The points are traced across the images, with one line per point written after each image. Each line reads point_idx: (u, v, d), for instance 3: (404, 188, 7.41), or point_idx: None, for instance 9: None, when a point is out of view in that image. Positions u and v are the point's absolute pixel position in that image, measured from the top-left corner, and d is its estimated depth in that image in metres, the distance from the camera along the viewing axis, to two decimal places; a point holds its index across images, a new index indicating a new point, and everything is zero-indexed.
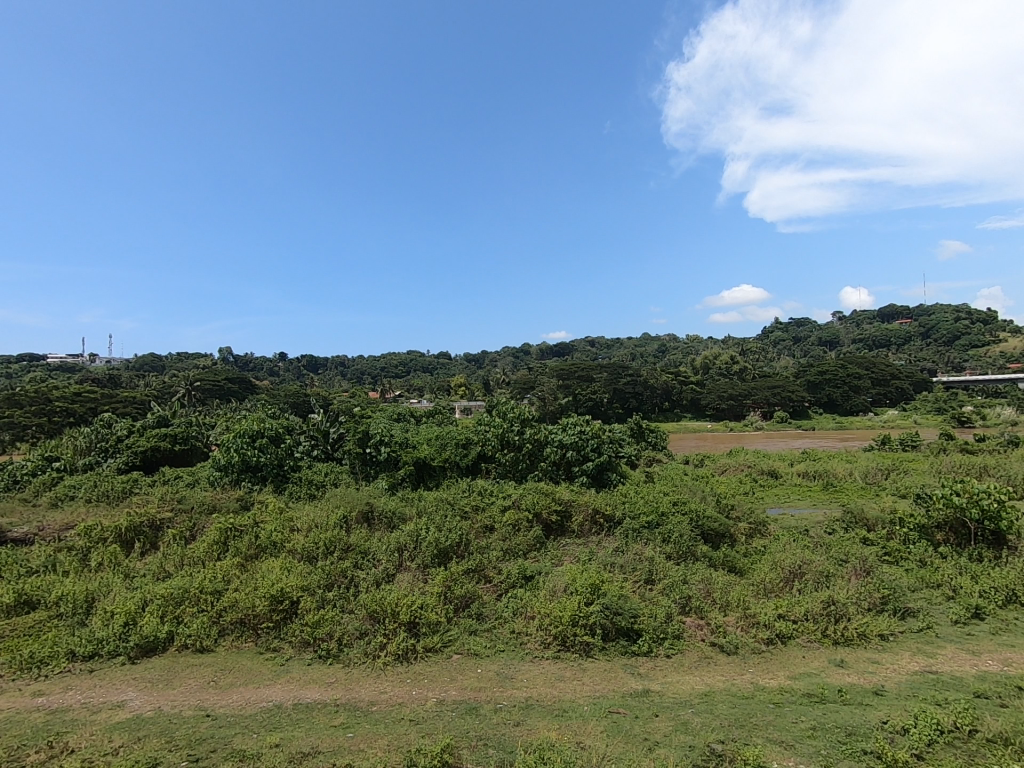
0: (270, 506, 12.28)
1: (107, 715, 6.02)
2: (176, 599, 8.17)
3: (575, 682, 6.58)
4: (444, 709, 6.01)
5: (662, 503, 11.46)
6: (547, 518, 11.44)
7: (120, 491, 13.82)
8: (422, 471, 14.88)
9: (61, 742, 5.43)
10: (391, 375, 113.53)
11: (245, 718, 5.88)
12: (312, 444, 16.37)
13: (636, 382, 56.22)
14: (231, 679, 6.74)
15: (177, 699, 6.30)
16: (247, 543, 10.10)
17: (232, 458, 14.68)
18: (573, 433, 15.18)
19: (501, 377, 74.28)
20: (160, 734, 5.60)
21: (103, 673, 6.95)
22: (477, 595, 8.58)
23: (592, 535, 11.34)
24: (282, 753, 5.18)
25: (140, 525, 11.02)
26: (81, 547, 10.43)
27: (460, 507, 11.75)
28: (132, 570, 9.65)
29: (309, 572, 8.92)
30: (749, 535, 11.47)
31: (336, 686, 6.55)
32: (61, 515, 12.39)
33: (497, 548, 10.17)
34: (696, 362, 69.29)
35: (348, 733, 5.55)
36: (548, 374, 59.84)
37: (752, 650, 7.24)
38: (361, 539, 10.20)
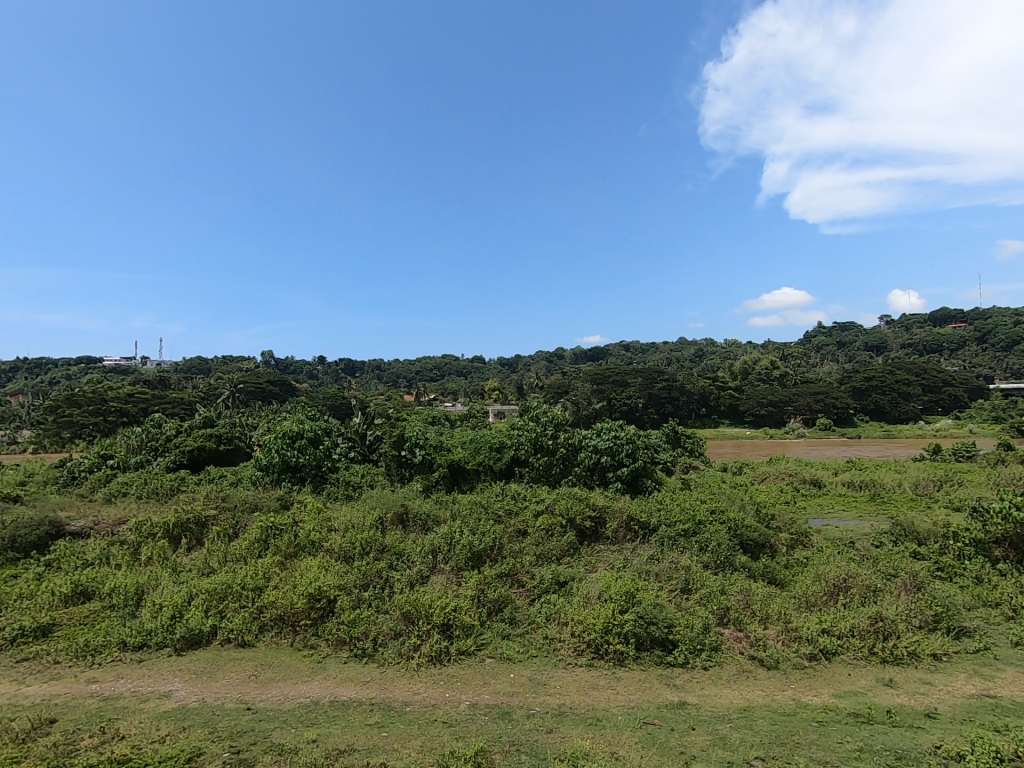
0: (308, 506, 12.57)
1: (155, 703, 6.27)
2: (219, 594, 8.45)
3: (609, 691, 6.49)
4: (477, 713, 6.02)
5: (699, 511, 11.23)
6: (580, 524, 11.34)
7: (169, 488, 14.41)
8: (456, 474, 14.95)
9: (113, 727, 5.69)
10: (425, 379, 115.09)
11: (284, 713, 6.03)
12: (350, 445, 16.66)
13: (673, 386, 54.88)
14: (271, 674, 6.93)
15: (220, 692, 6.51)
16: (287, 542, 10.38)
17: (273, 457, 15.09)
18: (608, 437, 14.96)
19: (534, 381, 74.16)
20: (203, 726, 5.78)
21: (151, 663, 7.25)
22: (510, 600, 8.57)
23: (627, 543, 11.18)
24: (319, 749, 5.29)
25: (187, 521, 11.44)
26: (132, 542, 10.90)
27: (493, 510, 11.76)
28: (178, 565, 10.03)
29: (346, 572, 9.08)
30: (791, 547, 11.09)
31: (371, 685, 6.64)
32: (114, 509, 13.01)
33: (531, 553, 10.15)
34: (735, 368, 67.67)
35: (382, 732, 5.62)
36: (582, 380, 59.50)
37: (794, 665, 7.01)
38: (396, 540, 10.35)
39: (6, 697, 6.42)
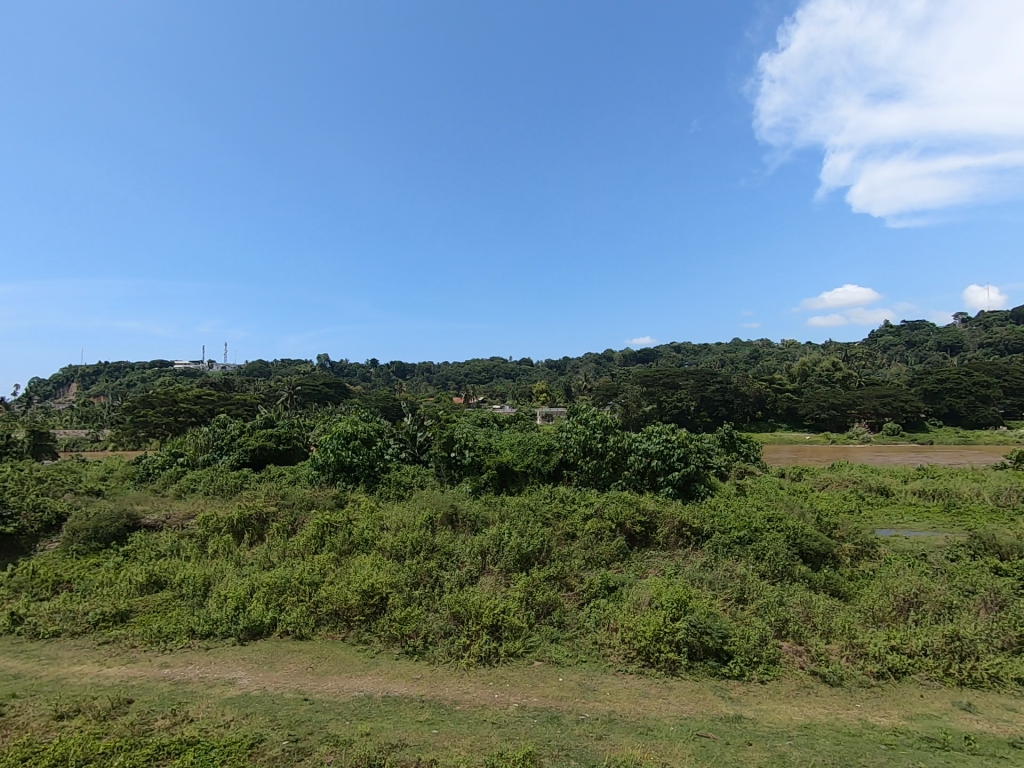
0: (362, 505, 12.93)
1: (220, 690, 6.60)
2: (279, 588, 8.82)
3: (661, 700, 6.35)
4: (526, 715, 6.02)
5: (755, 518, 10.82)
6: (631, 529, 11.15)
7: (233, 485, 15.16)
8: (505, 476, 15.02)
9: (183, 710, 6.03)
10: (473, 381, 116.41)
11: (339, 705, 6.22)
12: (401, 446, 17.03)
13: (727, 389, 53.18)
14: (326, 667, 7.17)
15: (280, 681, 6.79)
16: (341, 539, 10.72)
17: (328, 457, 15.63)
18: (658, 441, 14.65)
19: (583, 383, 73.58)
20: (264, 713, 6.04)
21: (217, 650, 7.65)
22: (558, 603, 8.53)
23: (679, 549, 10.91)
24: (372, 742, 5.42)
25: (249, 517, 12.00)
26: (200, 535, 11.54)
27: (542, 513, 11.74)
28: (241, 559, 10.54)
29: (398, 570, 9.28)
30: (856, 558, 10.52)
31: (422, 682, 6.77)
32: (184, 504, 13.81)
33: (580, 557, 10.07)
34: (793, 370, 64.89)
35: (433, 729, 5.71)
36: (631, 382, 58.56)
37: (860, 683, 6.64)
38: (445, 540, 10.50)
39: (90, 676, 6.93)
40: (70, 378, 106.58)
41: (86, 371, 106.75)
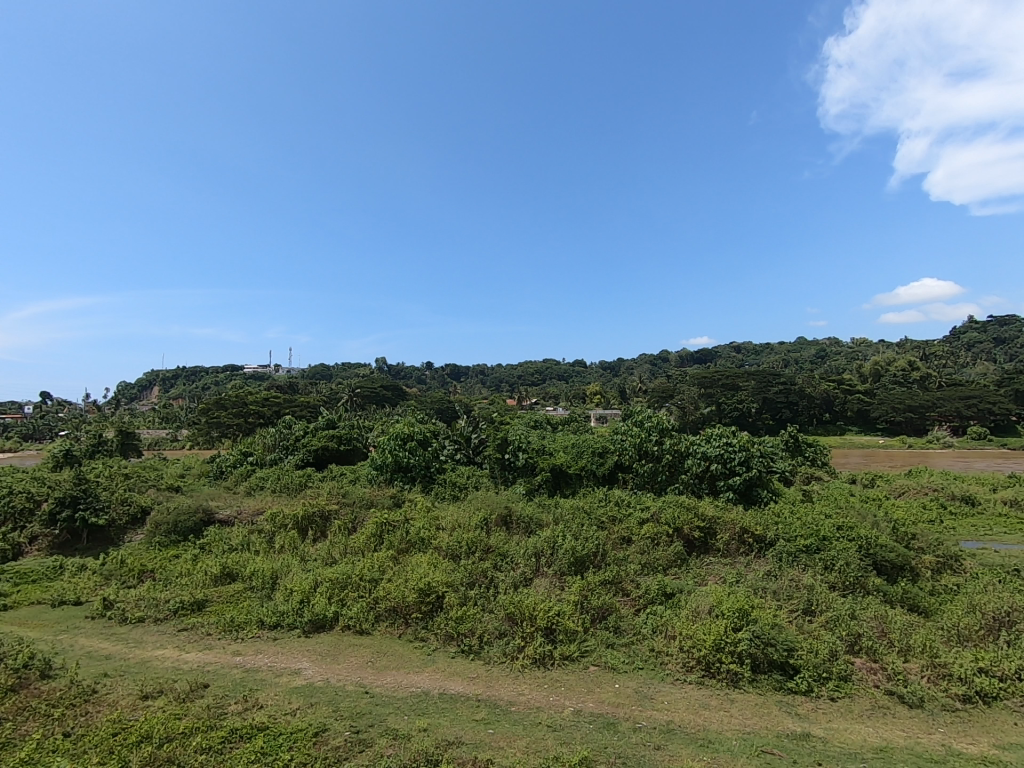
0: (418, 505, 13.20)
1: (287, 679, 6.92)
2: (340, 584, 9.15)
3: (722, 712, 6.14)
4: (581, 720, 5.97)
5: (824, 527, 10.28)
6: (689, 534, 10.84)
7: (298, 484, 15.87)
8: (559, 478, 14.97)
9: (253, 697, 6.36)
10: (525, 383, 116.80)
11: (397, 700, 6.38)
12: (456, 447, 17.28)
13: (791, 390, 50.83)
14: (385, 662, 7.37)
15: (342, 674, 7.03)
16: (399, 538, 11.01)
17: (386, 458, 16.07)
18: (718, 444, 14.17)
19: (637, 384, 72.31)
20: (328, 704, 6.28)
21: (284, 641, 8.02)
22: (614, 608, 8.41)
23: (740, 557, 10.51)
24: (430, 738, 5.53)
25: (313, 514, 12.52)
26: (268, 531, 12.15)
27: (596, 516, 11.61)
28: (306, 554, 11.00)
29: (454, 570, 9.42)
30: (937, 572, 9.80)
31: (478, 682, 6.83)
32: (254, 501, 14.57)
33: (636, 561, 9.88)
34: (864, 370, 61.25)
35: (488, 729, 5.75)
36: (688, 384, 57.06)
37: (943, 707, 6.17)
38: (500, 541, 10.57)
39: (171, 660, 7.43)
40: (152, 381, 114.73)
41: (166, 375, 114.73)
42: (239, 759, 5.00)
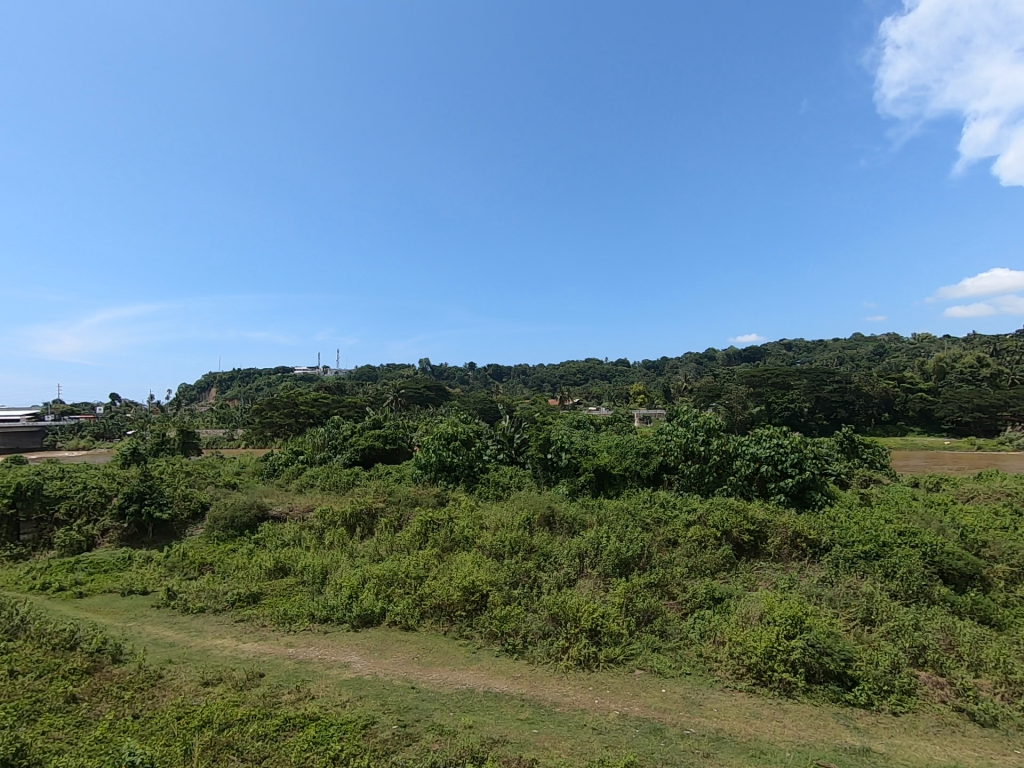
0: (462, 504, 13.35)
1: (337, 671, 7.12)
2: (387, 580, 9.36)
3: (775, 722, 5.93)
4: (627, 724, 5.89)
5: (884, 532, 9.79)
6: (738, 538, 10.53)
7: (346, 482, 16.33)
8: (603, 479, 14.83)
9: (305, 687, 6.58)
10: (567, 382, 116.45)
11: (443, 696, 6.46)
12: (499, 447, 17.37)
13: (847, 388, 48.64)
14: (431, 658, 7.48)
15: (390, 669, 7.19)
16: (443, 536, 11.16)
17: (431, 458, 16.32)
18: (768, 445, 13.70)
19: (682, 384, 70.83)
20: (376, 697, 6.43)
21: (334, 634, 8.27)
22: (660, 611, 8.26)
23: (793, 562, 10.12)
24: (475, 735, 5.58)
25: (360, 512, 12.85)
26: (318, 528, 12.55)
27: (641, 518, 11.44)
28: (354, 550, 11.31)
29: (497, 569, 9.49)
30: (1012, 582, 9.16)
31: (522, 681, 6.85)
32: (305, 498, 15.08)
33: (682, 564, 9.68)
34: (927, 367, 57.92)
35: (533, 728, 5.76)
36: (736, 383, 55.47)
37: (1019, 727, 5.76)
38: (543, 541, 10.57)
39: (230, 649, 7.78)
40: (211, 383, 120.45)
41: (223, 378, 120.34)
42: (293, 747, 5.18)
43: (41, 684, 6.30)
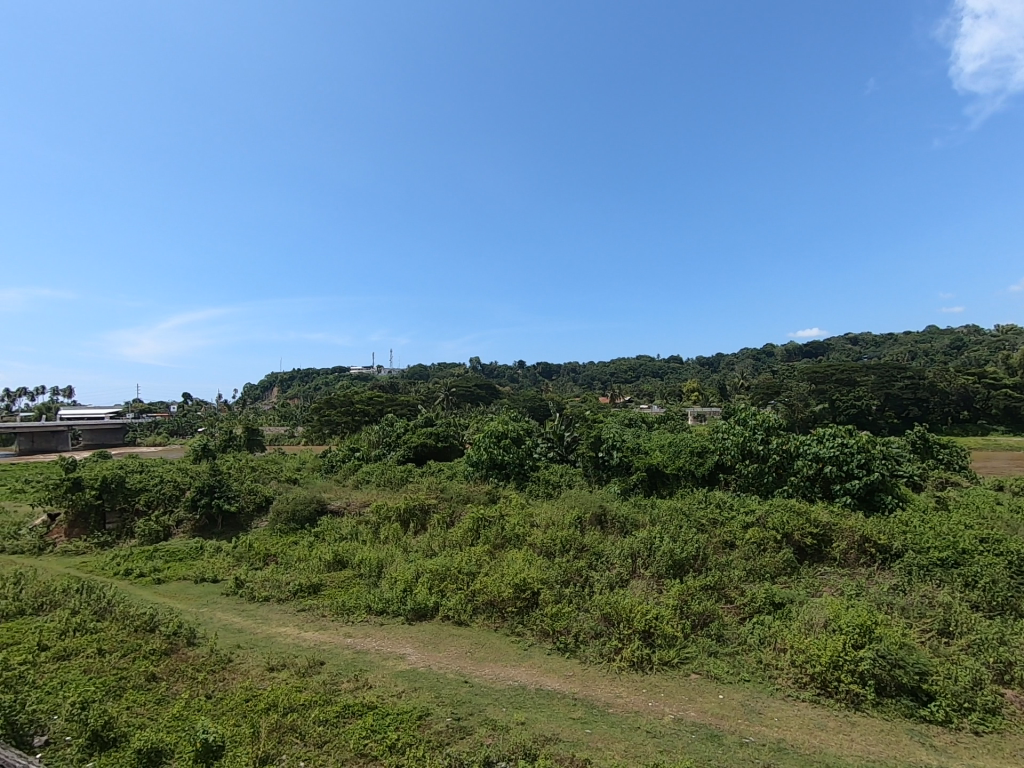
0: (513, 502, 13.43)
1: (394, 662, 7.32)
2: (441, 575, 9.53)
3: (842, 736, 5.66)
4: (683, 729, 5.76)
5: (964, 538, 9.14)
6: (799, 541, 10.09)
7: (400, 478, 16.76)
8: (655, 478, 14.54)
9: (363, 677, 6.80)
10: (618, 379, 114.70)
11: (496, 692, 6.53)
12: (549, 446, 17.34)
13: (920, 384, 45.68)
14: (484, 654, 7.57)
15: (444, 662, 7.33)
16: (495, 533, 11.27)
17: (482, 456, 16.49)
18: (832, 444, 13.06)
19: (738, 380, 68.52)
20: (430, 689, 6.57)
21: (389, 626, 8.50)
22: (716, 615, 8.03)
23: (861, 567, 9.61)
24: (528, 732, 5.61)
25: (414, 507, 13.15)
26: (374, 522, 12.93)
27: (695, 518, 11.15)
28: (408, 545, 11.59)
29: (549, 567, 9.48)
30: None
31: (574, 680, 6.82)
32: (361, 493, 15.58)
33: (740, 568, 9.37)
34: (1013, 361, 53.63)
35: (586, 728, 5.72)
36: (796, 379, 53.14)
37: None
38: (595, 540, 10.48)
39: (293, 637, 8.14)
40: (273, 383, 126.07)
41: (284, 378, 125.76)
42: (352, 734, 5.37)
43: (125, 662, 6.79)
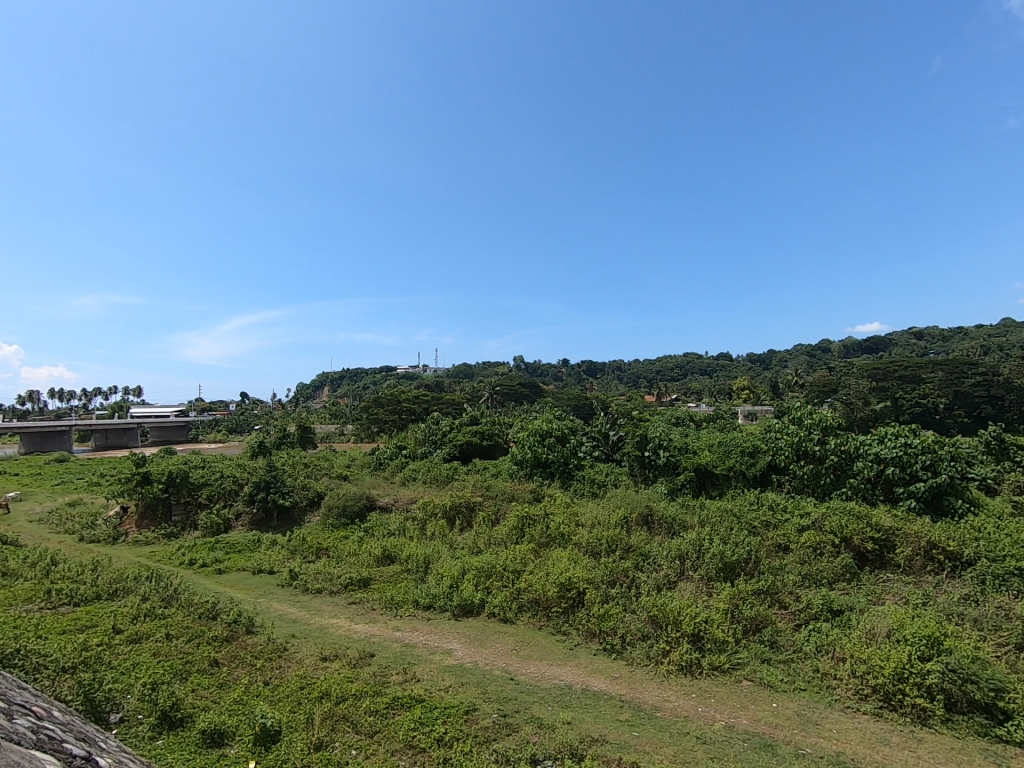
0: (557, 500, 13.41)
1: (441, 657, 7.44)
2: (486, 573, 9.62)
3: (907, 752, 5.37)
4: (736, 736, 5.61)
5: None
6: (859, 546, 9.62)
7: (446, 476, 17.00)
8: (704, 478, 14.20)
9: (412, 670, 6.94)
10: (664, 378, 112.34)
11: (542, 690, 6.53)
12: (594, 445, 17.18)
13: (995, 382, 42.69)
14: (529, 652, 7.58)
15: (490, 659, 7.39)
16: (540, 532, 11.27)
17: (526, 454, 16.51)
18: (895, 444, 12.37)
19: (792, 378, 65.94)
20: (477, 685, 6.64)
21: (436, 621, 8.64)
22: (770, 621, 7.76)
23: (928, 575, 9.07)
24: (574, 732, 5.58)
25: (460, 505, 13.30)
26: (421, 519, 13.17)
27: (747, 520, 10.82)
28: (454, 542, 11.74)
29: (594, 567, 9.41)
30: None
31: (621, 682, 6.74)
32: (408, 490, 15.89)
33: (795, 572, 9.02)
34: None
35: (633, 731, 5.65)
36: (856, 377, 50.66)
37: None
38: (641, 541, 10.31)
39: (344, 629, 8.40)
40: (324, 383, 130.39)
41: (334, 378, 129.83)
42: (401, 726, 5.49)
43: (190, 647, 7.18)
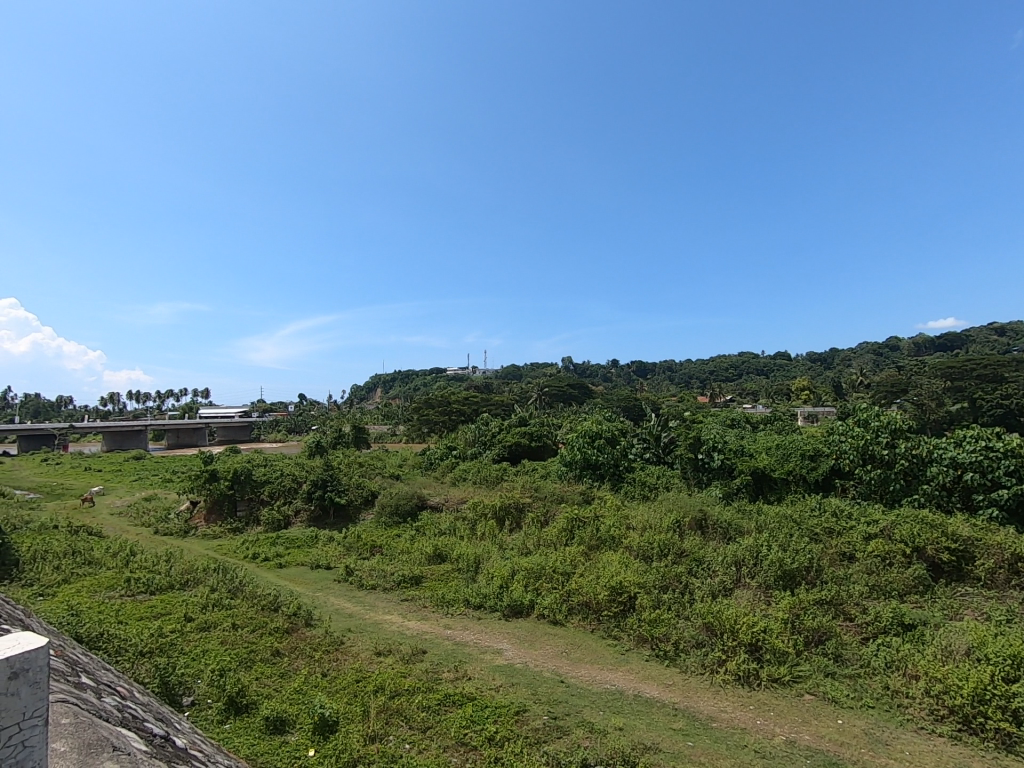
0: (608, 503, 13.27)
1: (491, 657, 7.49)
2: (536, 574, 9.62)
3: None
4: (798, 752, 5.37)
5: None
6: (933, 557, 9.02)
7: (496, 477, 17.13)
8: (762, 482, 13.88)
9: (463, 668, 7.03)
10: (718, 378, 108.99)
11: (592, 694, 6.47)
12: (645, 446, 16.88)
13: None
14: (580, 655, 7.53)
15: (540, 660, 7.39)
16: (589, 534, 11.17)
17: (576, 456, 16.43)
18: (974, 448, 11.51)
19: (857, 378, 62.52)
20: (528, 686, 6.65)
21: (487, 621, 8.71)
22: (834, 633, 7.39)
23: (1012, 590, 8.40)
24: (626, 739, 5.50)
25: (509, 506, 13.37)
26: (471, 519, 13.32)
27: (808, 526, 10.35)
28: (504, 543, 11.81)
29: (646, 571, 9.24)
30: None
31: (674, 689, 6.59)
32: (459, 490, 16.10)
33: (861, 583, 8.56)
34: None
35: (687, 740, 5.52)
36: (928, 376, 47.49)
37: None
38: (695, 546, 10.05)
39: (397, 625, 8.60)
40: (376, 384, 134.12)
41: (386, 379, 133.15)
42: (452, 723, 5.57)
43: (254, 637, 7.54)
